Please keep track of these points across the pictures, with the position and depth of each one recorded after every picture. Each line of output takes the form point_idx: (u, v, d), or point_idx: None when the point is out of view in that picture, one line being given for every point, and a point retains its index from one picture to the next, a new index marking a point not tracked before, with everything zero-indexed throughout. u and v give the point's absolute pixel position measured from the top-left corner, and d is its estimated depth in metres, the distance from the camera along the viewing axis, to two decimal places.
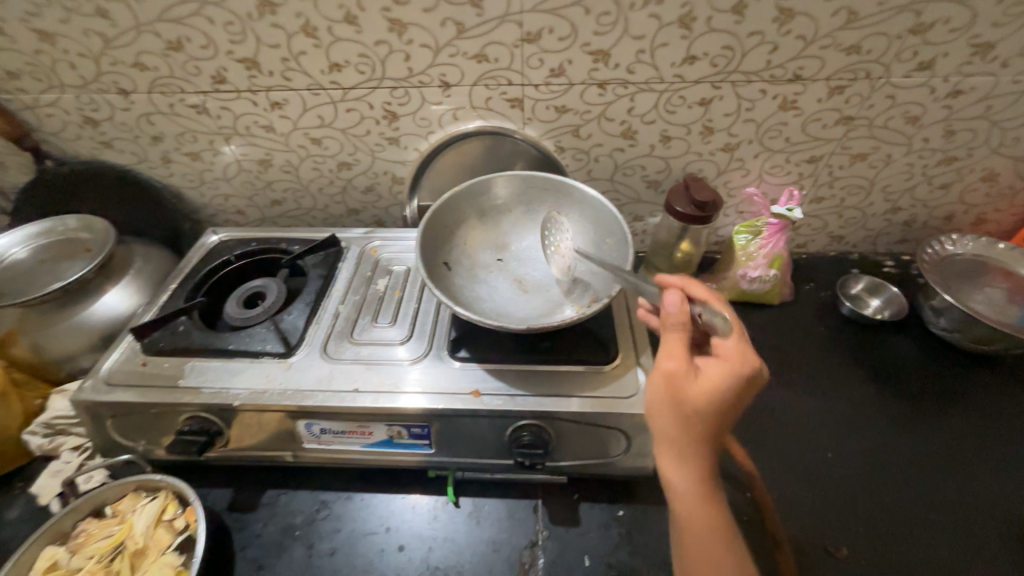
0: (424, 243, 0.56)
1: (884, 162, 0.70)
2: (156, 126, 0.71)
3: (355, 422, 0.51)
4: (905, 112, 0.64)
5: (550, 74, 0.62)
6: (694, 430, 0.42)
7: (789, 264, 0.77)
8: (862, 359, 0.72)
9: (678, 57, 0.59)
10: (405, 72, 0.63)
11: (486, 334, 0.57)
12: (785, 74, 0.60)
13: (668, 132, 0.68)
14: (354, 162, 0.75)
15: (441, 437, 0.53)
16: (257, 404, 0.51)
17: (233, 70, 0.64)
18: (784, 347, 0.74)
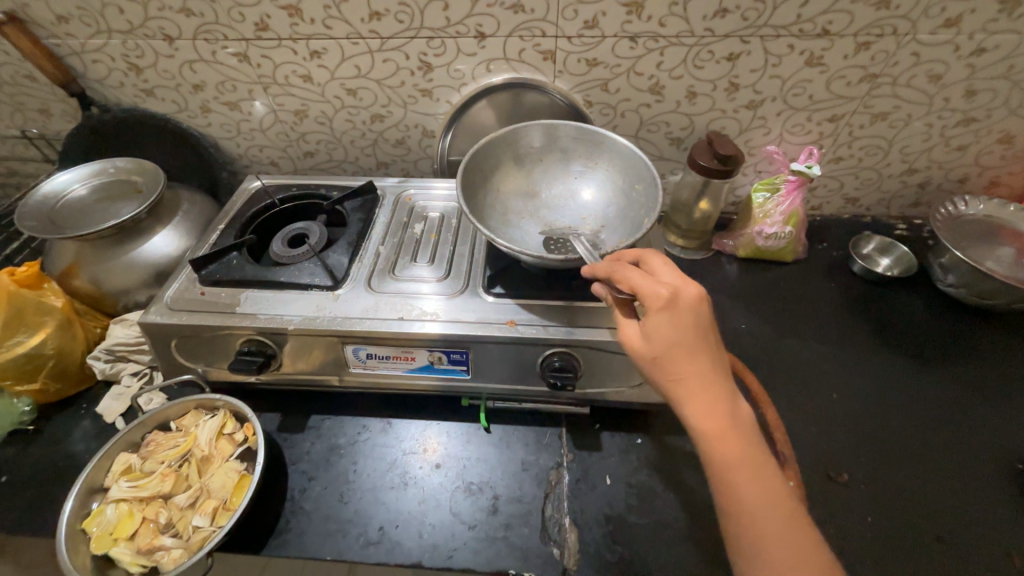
0: (463, 186, 0.60)
1: (904, 122, 0.72)
2: (198, 75, 0.74)
3: (400, 347, 0.56)
4: (928, 71, 0.66)
5: (583, 25, 0.64)
6: (665, 381, 0.43)
7: (802, 223, 0.80)
8: (870, 312, 0.76)
9: (709, 10, 0.61)
10: (442, 21, 0.65)
11: (517, 273, 0.61)
12: (814, 28, 0.62)
13: (693, 88, 0.70)
14: (387, 114, 0.77)
15: (477, 364, 0.57)
16: (311, 329, 0.55)
17: (276, 17, 0.66)
18: (797, 300, 0.78)
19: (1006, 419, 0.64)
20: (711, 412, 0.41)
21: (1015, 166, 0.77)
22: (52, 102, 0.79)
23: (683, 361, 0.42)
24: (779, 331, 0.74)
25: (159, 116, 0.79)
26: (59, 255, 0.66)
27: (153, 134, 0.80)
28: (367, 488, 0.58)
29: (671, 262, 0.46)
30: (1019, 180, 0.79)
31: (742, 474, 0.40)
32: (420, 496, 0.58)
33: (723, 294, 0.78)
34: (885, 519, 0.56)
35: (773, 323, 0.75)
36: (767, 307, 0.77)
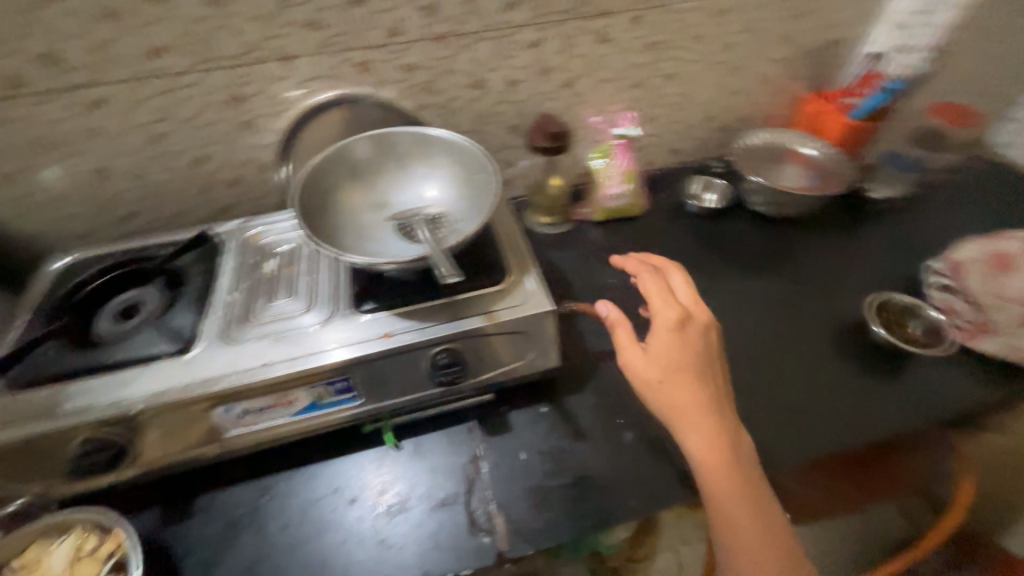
0: (301, 211, 0.58)
1: (690, 79, 0.85)
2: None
3: (275, 393, 0.53)
4: (689, 33, 0.79)
5: (389, 33, 0.66)
6: (666, 394, 0.52)
7: (641, 180, 0.91)
8: (709, 241, 0.89)
9: (499, 5, 0.68)
10: (237, 49, 0.63)
11: (385, 284, 0.61)
12: (592, 10, 0.72)
13: (511, 77, 0.76)
14: (209, 155, 0.71)
15: (365, 385, 0.56)
16: (169, 403, 0.50)
17: (30, 71, 0.58)
18: (653, 246, 0.87)
19: (819, 300, 0.80)
20: (706, 422, 0.50)
21: (779, 98, 0.95)
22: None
23: (682, 384, 0.51)
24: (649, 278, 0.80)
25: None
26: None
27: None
28: (280, 550, 0.54)
29: (690, 285, 0.59)
30: (788, 110, 0.97)
31: (729, 478, 0.49)
32: (341, 538, 0.55)
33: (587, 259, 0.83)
34: (752, 410, 0.66)
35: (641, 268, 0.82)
36: None
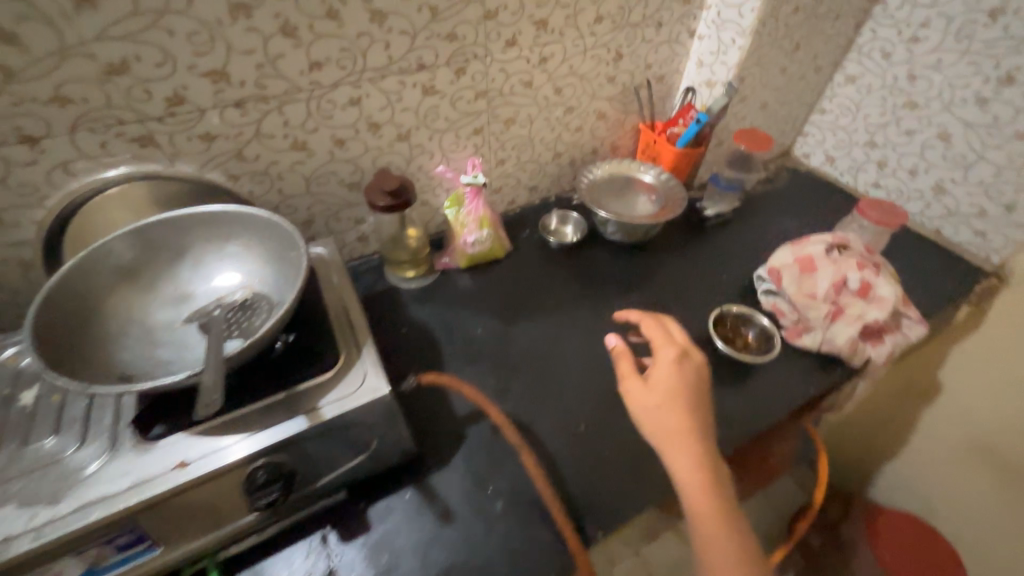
0: (265, 262, 0.54)
1: (765, 118, 0.98)
2: (79, 178, 0.54)
3: (215, 480, 0.42)
4: (777, 81, 0.92)
5: (507, 45, 0.70)
6: (659, 418, 0.53)
7: (702, 157, 0.94)
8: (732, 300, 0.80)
9: (591, 19, 0.74)
10: (385, 60, 0.63)
11: (329, 334, 0.54)
12: (673, 66, 0.90)
13: (601, 80, 0.84)
14: (283, 147, 0.63)
15: (343, 447, 0.48)
16: (317, 437, 0.46)
17: (195, 87, 0.54)
18: (747, 260, 0.87)
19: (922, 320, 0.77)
20: (695, 449, 0.51)
21: None
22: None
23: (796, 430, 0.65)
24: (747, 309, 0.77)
25: (15, 249, 0.55)
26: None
27: (15, 267, 0.56)
28: None
29: (895, 280, 0.73)
30: None
31: (709, 514, 0.48)
32: None
33: (686, 279, 0.84)
34: None
35: (739, 291, 0.82)
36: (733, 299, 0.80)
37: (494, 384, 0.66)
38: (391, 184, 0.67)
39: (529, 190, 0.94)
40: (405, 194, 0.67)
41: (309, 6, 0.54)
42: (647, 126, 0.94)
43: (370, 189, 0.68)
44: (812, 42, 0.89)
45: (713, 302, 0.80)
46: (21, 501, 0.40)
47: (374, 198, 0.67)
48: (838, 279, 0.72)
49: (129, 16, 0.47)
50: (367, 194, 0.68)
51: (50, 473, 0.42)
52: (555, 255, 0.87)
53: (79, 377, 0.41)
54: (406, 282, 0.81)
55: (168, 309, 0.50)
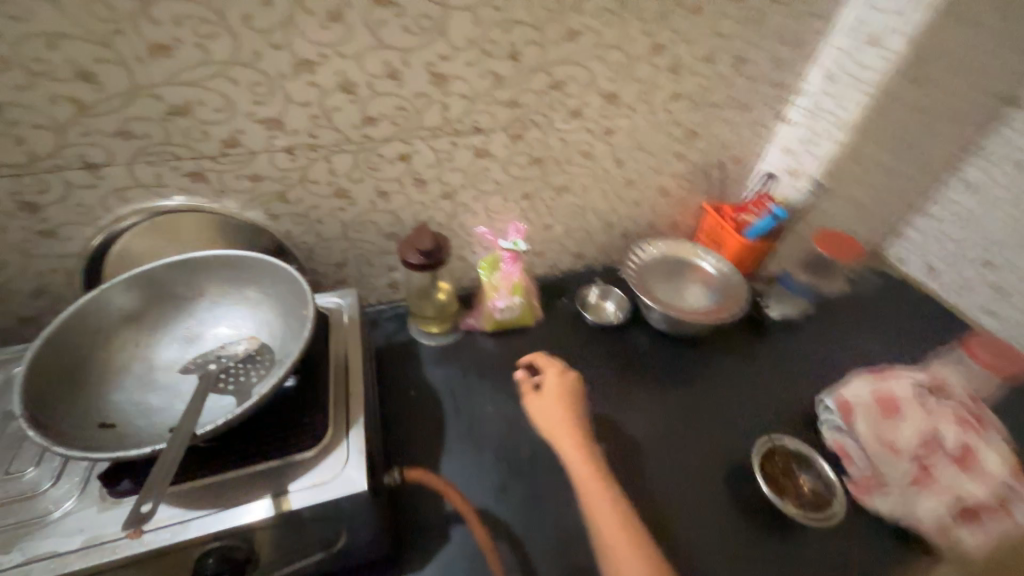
0: (278, 312, 0.53)
1: (858, 215, 0.86)
2: (131, 204, 0.56)
3: (166, 556, 0.39)
4: (877, 179, 0.81)
5: (571, 115, 0.66)
6: (547, 419, 0.62)
7: (771, 250, 0.84)
8: (788, 426, 0.68)
9: (667, 96, 0.69)
10: (441, 121, 0.61)
11: (323, 400, 0.50)
12: (754, 149, 0.82)
13: (668, 157, 0.78)
14: (326, 193, 0.63)
15: (306, 538, 0.44)
16: (281, 525, 0.42)
17: (250, 132, 0.54)
18: (813, 378, 0.74)
19: None
20: (589, 448, 0.58)
21: None
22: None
23: None
24: (801, 445, 0.65)
25: (65, 259, 0.58)
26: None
27: (62, 274, 0.59)
28: None
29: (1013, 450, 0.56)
30: None
31: (601, 503, 0.53)
32: None
33: (737, 391, 0.72)
34: None
35: (799, 417, 0.69)
36: (789, 426, 0.68)
37: (493, 478, 0.60)
38: (427, 243, 0.64)
39: (574, 257, 0.88)
40: (439, 254, 0.64)
41: (372, 65, 0.53)
42: (713, 207, 0.85)
43: (404, 244, 0.65)
44: (925, 142, 0.78)
45: (765, 425, 0.68)
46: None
47: (407, 253, 0.63)
48: (924, 429, 0.58)
49: (197, 65, 0.48)
50: (401, 248, 0.65)
51: (17, 512, 0.41)
52: (589, 333, 0.79)
53: (62, 421, 0.40)
54: (426, 338, 0.76)
55: (174, 348, 0.50)
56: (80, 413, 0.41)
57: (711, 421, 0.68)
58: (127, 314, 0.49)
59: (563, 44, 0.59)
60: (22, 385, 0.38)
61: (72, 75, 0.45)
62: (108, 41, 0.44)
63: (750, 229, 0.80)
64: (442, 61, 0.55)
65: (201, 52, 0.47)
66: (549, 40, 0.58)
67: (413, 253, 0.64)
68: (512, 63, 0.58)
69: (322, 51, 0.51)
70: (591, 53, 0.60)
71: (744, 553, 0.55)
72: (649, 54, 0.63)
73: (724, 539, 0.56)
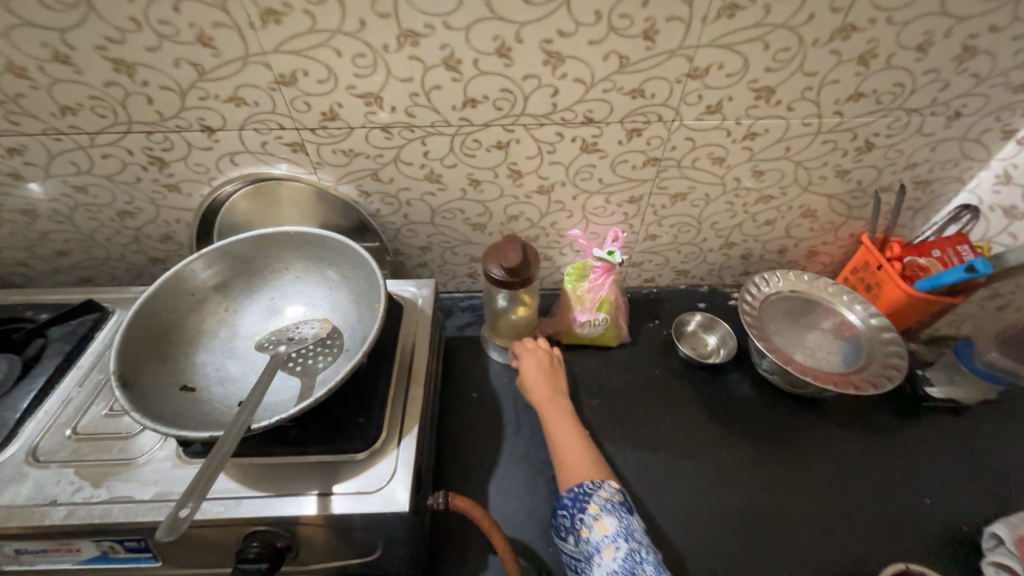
0: (354, 299, 0.52)
1: None
2: (240, 168, 0.58)
3: (220, 526, 0.41)
4: None
5: (706, 110, 0.54)
6: (529, 378, 0.61)
7: (949, 309, 0.64)
8: (926, 542, 0.53)
9: (844, 95, 0.53)
10: (548, 108, 0.53)
11: (384, 398, 0.48)
12: (953, 172, 0.61)
13: (825, 171, 0.61)
14: (417, 176, 0.59)
15: (343, 540, 0.43)
16: (321, 523, 0.42)
17: (350, 106, 0.52)
18: (978, 492, 0.56)
19: None
20: (561, 402, 0.58)
21: None
22: (37, 221, 0.61)
23: None
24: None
25: (184, 212, 0.62)
26: (43, 371, 0.50)
27: (182, 225, 0.64)
28: None
29: None
30: None
31: (564, 443, 0.53)
32: None
33: (859, 481, 0.58)
34: None
35: (947, 540, 0.53)
36: (931, 543, 0.53)
37: (543, 513, 0.54)
38: (513, 256, 0.56)
39: (676, 274, 0.77)
40: (523, 270, 0.56)
41: (480, 40, 0.47)
42: (873, 241, 0.67)
43: (489, 253, 0.58)
44: None
45: (894, 538, 0.53)
46: (79, 469, 0.43)
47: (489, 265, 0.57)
48: None
49: (302, 33, 0.46)
50: (485, 257, 0.58)
51: (111, 449, 0.45)
52: (680, 368, 0.69)
53: (151, 376, 0.42)
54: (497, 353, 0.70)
55: (256, 318, 0.51)
56: (167, 369, 0.44)
57: (816, 508, 0.55)
58: (218, 281, 0.50)
59: (715, 23, 0.46)
60: (120, 341, 0.41)
61: (193, 38, 0.45)
62: (224, 6, 0.43)
63: (927, 279, 0.60)
64: (560, 37, 0.47)
65: (309, 20, 0.45)
66: (697, 17, 0.46)
67: (497, 266, 0.56)
68: (646, 44, 0.48)
69: (429, 22, 0.45)
70: (752, 33, 0.47)
71: None
72: (831, 38, 0.48)
73: None
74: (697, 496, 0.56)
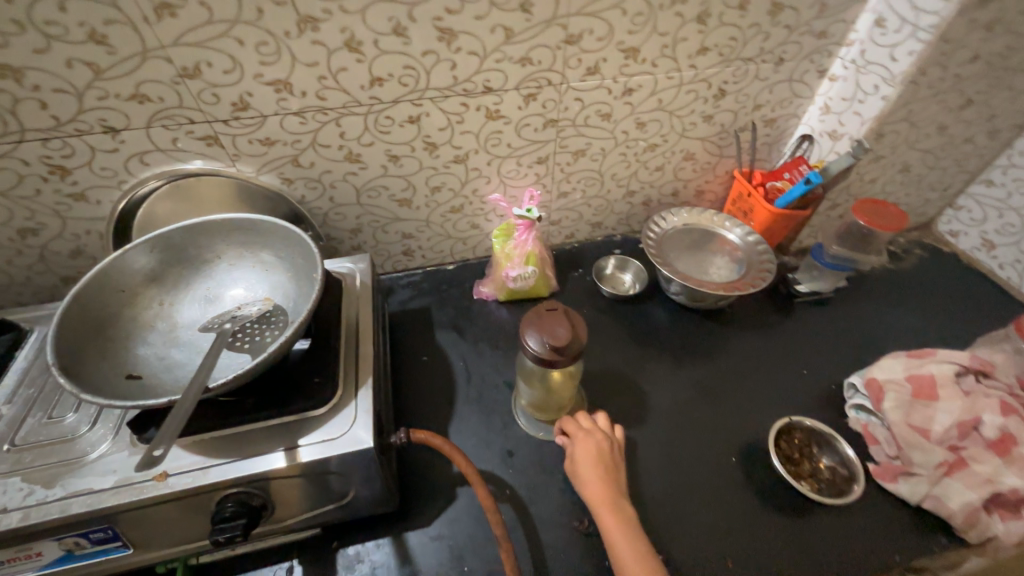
0: (293, 276, 0.54)
1: (905, 179, 0.79)
2: (152, 167, 0.58)
3: (190, 495, 0.43)
4: (934, 140, 0.73)
5: (587, 72, 0.62)
6: (585, 478, 0.51)
7: (804, 221, 0.78)
8: (807, 402, 0.66)
9: (693, 49, 0.64)
10: (450, 80, 0.59)
11: (336, 359, 0.52)
12: (790, 109, 0.76)
13: (693, 117, 0.73)
14: (338, 157, 0.63)
15: (318, 487, 0.47)
16: (294, 475, 0.45)
17: (260, 95, 0.54)
18: (841, 358, 0.71)
19: None
20: (626, 510, 0.49)
21: None
22: None
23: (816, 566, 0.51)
24: (821, 425, 0.61)
25: (95, 221, 0.61)
26: None
27: (94, 236, 0.62)
28: None
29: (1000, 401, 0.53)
30: None
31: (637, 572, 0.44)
32: None
33: (756, 368, 0.70)
34: None
35: (821, 397, 0.66)
36: (811, 401, 0.66)
37: (501, 443, 0.60)
38: (560, 333, 0.49)
39: (592, 226, 0.86)
40: (572, 350, 0.49)
41: (377, 21, 0.51)
42: (742, 174, 0.80)
43: (532, 321, 0.51)
44: (993, 98, 0.69)
45: (780, 403, 0.65)
46: (27, 475, 0.42)
47: (530, 336, 0.50)
48: (907, 395, 0.57)
49: (201, 24, 0.47)
50: (526, 325, 0.51)
51: (59, 452, 0.44)
52: (605, 305, 0.78)
53: (93, 369, 0.43)
54: (525, 422, 0.63)
55: (196, 308, 0.52)
56: (110, 363, 0.44)
57: (725, 395, 0.66)
58: (148, 275, 0.51)
59: None
60: (54, 336, 0.41)
61: (84, 36, 0.46)
62: (116, 2, 0.44)
63: (782, 197, 0.74)
64: (449, 15, 0.53)
65: (205, 11, 0.47)
66: None
67: (537, 339, 0.50)
68: (524, 15, 0.55)
69: (325, 7, 0.49)
70: (610, 1, 0.56)
71: (749, 522, 0.54)
72: (673, 2, 0.58)
73: (726, 516, 0.55)
74: (623, 402, 0.65)
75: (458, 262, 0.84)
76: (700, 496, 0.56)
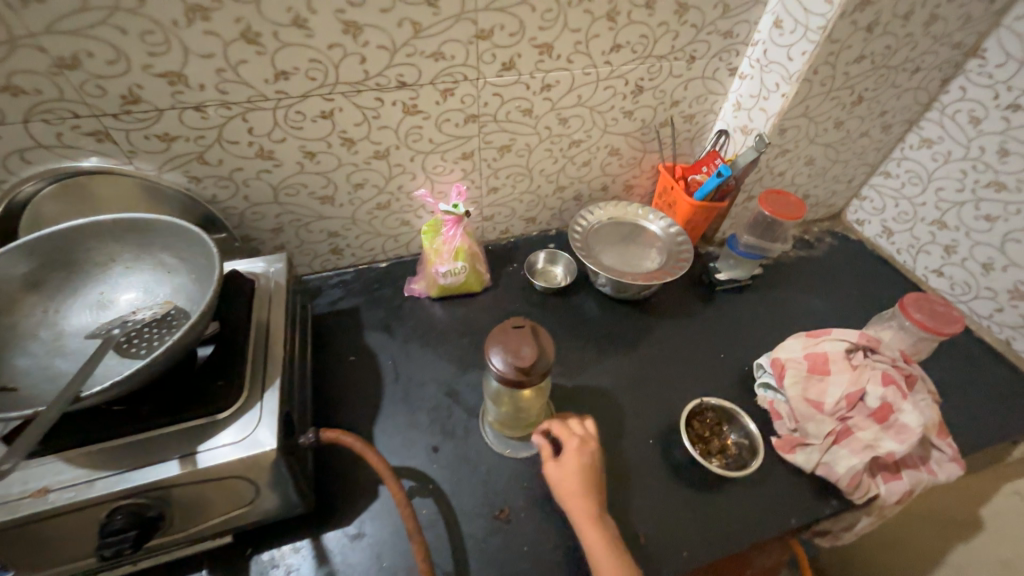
0: (195, 275, 0.52)
1: (811, 172, 0.84)
2: (36, 166, 0.54)
3: (74, 510, 0.40)
4: (832, 135, 0.78)
5: (502, 68, 0.63)
6: (575, 486, 0.51)
7: (723, 213, 0.82)
8: (723, 384, 0.69)
9: (606, 47, 0.66)
10: (361, 75, 0.58)
11: (241, 362, 0.50)
12: (705, 105, 0.79)
13: (614, 114, 0.75)
14: (248, 154, 0.60)
15: (221, 494, 0.45)
16: (191, 483, 0.43)
17: (152, 87, 0.52)
18: (755, 341, 0.75)
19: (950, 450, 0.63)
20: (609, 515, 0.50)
21: None
22: None
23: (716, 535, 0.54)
24: (731, 404, 0.65)
25: None
26: None
27: None
28: None
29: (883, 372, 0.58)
30: None
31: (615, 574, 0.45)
32: None
33: (677, 354, 0.73)
34: None
35: (736, 379, 0.70)
36: (726, 383, 0.69)
37: (426, 440, 0.61)
38: (526, 353, 0.47)
39: (526, 221, 0.87)
40: (539, 369, 0.48)
41: (274, 12, 0.50)
42: (666, 168, 0.83)
43: (499, 339, 0.49)
44: (880, 95, 0.74)
45: (696, 386, 0.69)
46: None
47: (495, 355, 0.48)
48: (801, 371, 0.61)
49: (75, 11, 0.45)
50: (492, 342, 0.49)
51: None
52: (537, 299, 0.79)
53: None
54: (493, 439, 0.61)
55: (87, 315, 0.49)
56: None
57: (648, 381, 0.69)
58: (27, 281, 0.48)
59: None
60: None
61: None
62: None
63: (699, 190, 0.77)
64: (351, 7, 0.52)
65: None
66: None
67: (502, 358, 0.48)
68: (430, 10, 0.55)
69: None
70: None
71: (660, 496, 0.57)
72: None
73: (636, 493, 0.57)
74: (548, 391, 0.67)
75: (391, 260, 0.83)
76: (615, 475, 0.59)
